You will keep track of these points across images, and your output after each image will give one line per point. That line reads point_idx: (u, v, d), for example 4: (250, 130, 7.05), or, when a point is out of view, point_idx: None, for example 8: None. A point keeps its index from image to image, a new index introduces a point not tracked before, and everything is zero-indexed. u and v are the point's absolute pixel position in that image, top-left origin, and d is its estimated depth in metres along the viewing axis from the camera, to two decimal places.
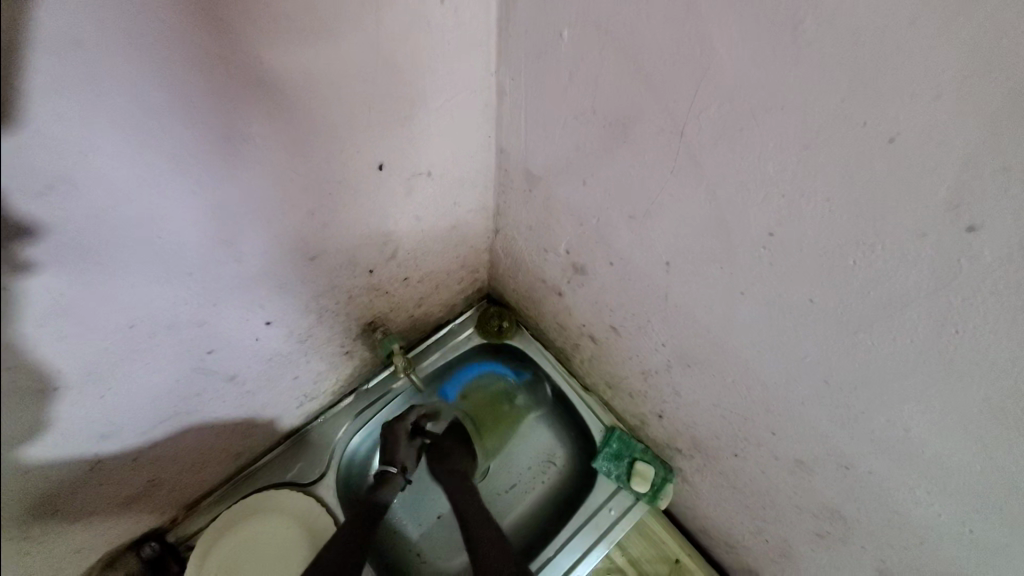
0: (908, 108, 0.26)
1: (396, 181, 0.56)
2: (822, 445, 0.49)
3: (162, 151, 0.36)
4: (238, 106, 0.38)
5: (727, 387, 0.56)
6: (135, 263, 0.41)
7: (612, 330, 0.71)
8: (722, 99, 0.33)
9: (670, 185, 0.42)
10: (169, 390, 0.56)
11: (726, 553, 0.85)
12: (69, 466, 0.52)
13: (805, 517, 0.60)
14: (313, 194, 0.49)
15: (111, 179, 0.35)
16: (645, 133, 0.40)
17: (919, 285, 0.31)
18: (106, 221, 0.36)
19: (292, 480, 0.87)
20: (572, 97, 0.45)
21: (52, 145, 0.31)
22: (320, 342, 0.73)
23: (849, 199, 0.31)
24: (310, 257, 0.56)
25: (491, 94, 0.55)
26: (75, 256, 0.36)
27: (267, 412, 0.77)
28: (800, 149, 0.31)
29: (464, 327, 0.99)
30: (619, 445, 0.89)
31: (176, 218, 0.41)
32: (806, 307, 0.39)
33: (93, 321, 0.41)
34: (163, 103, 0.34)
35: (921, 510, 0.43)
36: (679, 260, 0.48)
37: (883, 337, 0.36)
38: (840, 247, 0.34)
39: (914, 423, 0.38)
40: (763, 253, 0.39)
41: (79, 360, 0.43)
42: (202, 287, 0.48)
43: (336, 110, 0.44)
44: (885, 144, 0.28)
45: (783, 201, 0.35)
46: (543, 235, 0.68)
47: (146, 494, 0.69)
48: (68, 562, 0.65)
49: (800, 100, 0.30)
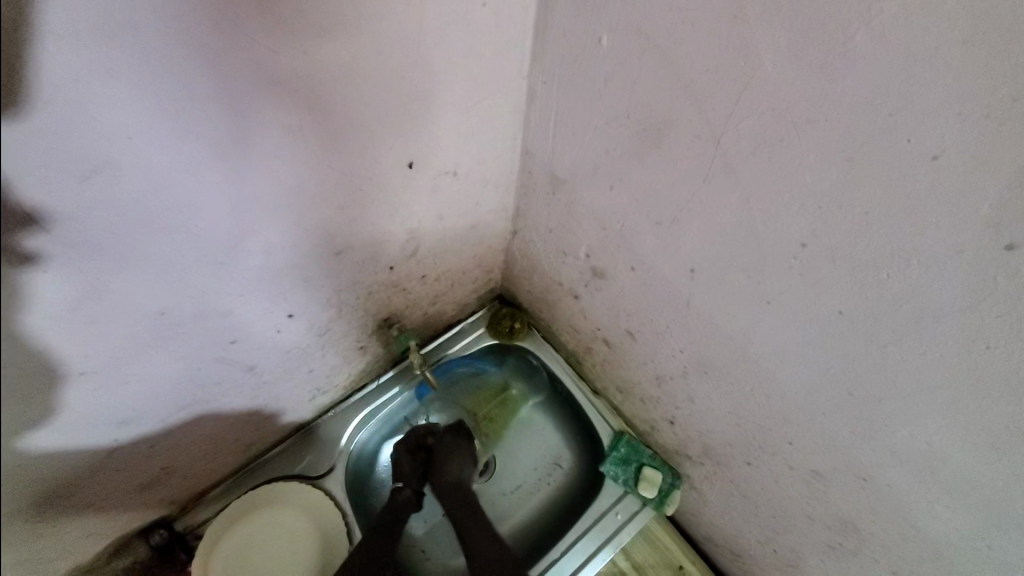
0: (955, 125, 0.26)
1: (423, 179, 0.56)
2: (840, 456, 0.49)
3: (203, 141, 0.37)
4: (280, 100, 0.38)
5: (745, 395, 0.56)
6: (167, 249, 0.41)
7: (628, 334, 0.71)
8: (763, 109, 0.34)
9: (701, 193, 0.43)
10: (190, 378, 0.57)
11: (730, 562, 0.85)
12: (89, 449, 0.52)
13: (816, 528, 0.60)
14: (343, 189, 0.50)
15: (153, 166, 0.36)
16: (680, 140, 0.41)
17: (953, 300, 0.31)
18: (142, 206, 0.37)
19: (300, 473, 0.87)
20: (605, 102, 0.46)
21: (96, 129, 0.32)
22: (337, 336, 0.73)
23: (887, 213, 0.31)
24: (336, 252, 0.56)
25: (520, 96, 0.56)
26: (107, 238, 0.37)
27: (280, 404, 0.77)
28: (840, 161, 0.32)
29: (475, 327, 1.00)
30: (627, 450, 0.89)
31: (211, 207, 0.41)
32: (834, 318, 0.40)
33: (123, 305, 0.42)
34: (209, 94, 0.34)
35: (938, 524, 0.44)
36: (705, 266, 0.48)
37: (912, 350, 0.36)
38: (874, 260, 0.34)
39: (937, 438, 0.38)
40: (794, 263, 0.40)
41: (107, 344, 0.44)
42: (230, 278, 0.49)
43: (373, 108, 0.44)
44: (927, 160, 0.28)
45: (818, 211, 0.35)
46: (563, 237, 0.68)
47: (158, 481, 0.69)
48: (78, 545, 0.65)
49: (844, 113, 0.30)
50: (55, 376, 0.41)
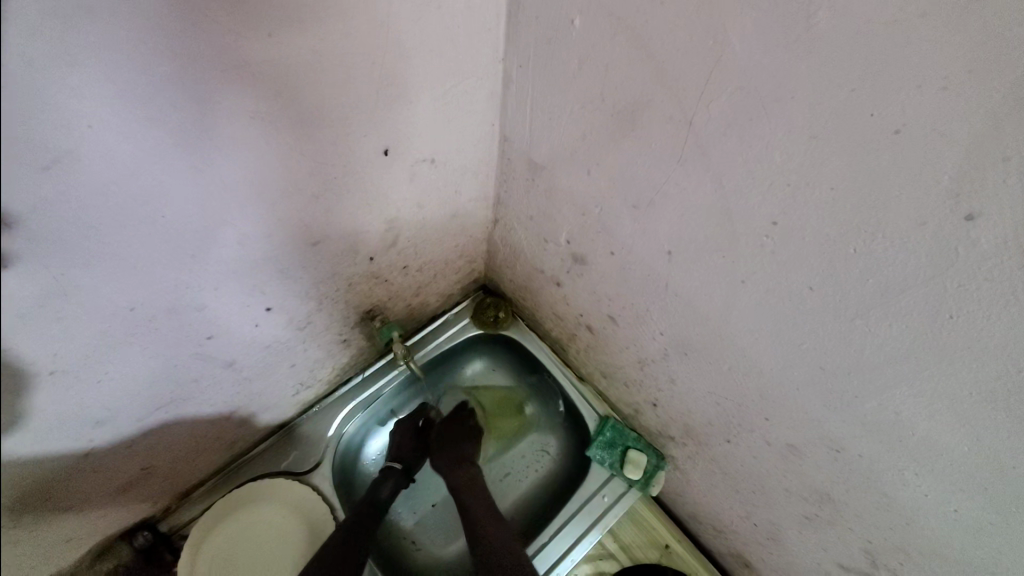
0: (916, 99, 0.27)
1: (400, 166, 0.56)
2: (815, 429, 0.51)
3: (169, 129, 0.36)
4: (248, 87, 0.37)
5: (723, 375, 0.58)
6: (136, 244, 0.40)
7: (610, 319, 0.72)
8: (733, 89, 0.34)
9: (676, 175, 0.43)
10: (166, 375, 0.55)
11: (714, 539, 0.87)
12: (64, 451, 0.51)
13: (793, 502, 0.62)
14: (318, 178, 0.49)
15: (116, 156, 0.35)
16: (654, 121, 0.41)
17: (917, 271, 0.32)
18: (106, 198, 0.36)
19: (285, 470, 0.86)
20: (580, 85, 0.46)
21: (54, 117, 0.30)
22: (319, 330, 0.72)
23: (852, 188, 0.32)
24: (313, 243, 0.56)
25: (496, 82, 0.55)
26: (74, 233, 0.36)
27: (262, 400, 0.76)
28: (807, 139, 0.32)
29: (460, 317, 1.00)
30: (612, 434, 0.91)
31: (179, 198, 0.40)
32: (805, 294, 0.41)
33: (92, 301, 0.41)
34: (173, 79, 0.33)
35: (907, 490, 0.46)
36: (681, 248, 0.49)
37: (879, 323, 0.37)
38: (842, 236, 0.35)
39: (905, 406, 0.40)
40: (766, 241, 0.40)
41: (77, 342, 0.43)
42: (204, 270, 0.48)
43: (344, 94, 0.43)
44: (890, 135, 0.29)
45: (788, 189, 0.36)
46: (543, 224, 0.69)
47: (139, 482, 0.68)
48: (59, 551, 0.64)
49: (809, 91, 0.30)
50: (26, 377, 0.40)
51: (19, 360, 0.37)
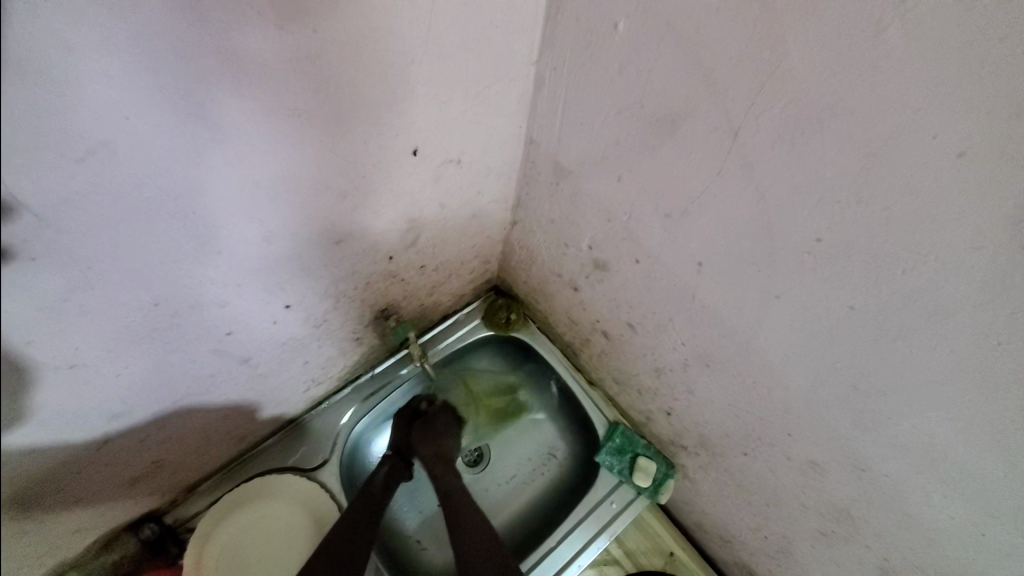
0: (984, 123, 0.26)
1: (427, 166, 0.55)
2: (840, 447, 0.50)
3: (205, 124, 0.35)
4: (284, 83, 0.36)
5: (746, 388, 0.57)
6: (165, 239, 0.39)
7: (629, 326, 0.71)
8: (787, 102, 0.33)
9: (715, 186, 0.42)
10: (185, 370, 0.55)
11: (721, 549, 0.87)
12: (79, 443, 0.50)
13: (809, 517, 0.62)
14: (347, 176, 0.48)
15: (153, 150, 0.34)
16: (697, 131, 0.40)
17: (966, 296, 0.32)
18: (138, 192, 0.35)
19: (293, 465, 0.86)
20: (618, 91, 0.45)
21: (93, 108, 0.30)
22: (334, 327, 0.71)
23: (907, 209, 0.31)
24: (336, 241, 0.55)
25: (528, 84, 0.54)
26: (103, 227, 0.35)
27: (273, 395, 0.76)
28: (862, 157, 0.32)
29: (471, 318, 0.99)
30: (622, 440, 0.90)
31: (210, 194, 0.39)
32: (843, 313, 0.40)
33: (117, 296, 0.40)
34: (212, 73, 0.33)
35: (933, 512, 0.45)
36: (713, 260, 0.48)
37: (921, 345, 0.36)
38: (889, 256, 0.34)
39: (940, 430, 0.39)
40: (808, 257, 0.39)
41: (100, 336, 0.42)
42: (228, 267, 0.47)
43: (379, 93, 0.43)
44: (953, 158, 0.28)
45: (836, 207, 0.35)
46: (565, 228, 0.68)
47: (149, 475, 0.68)
48: (67, 541, 0.64)
49: (869, 108, 0.30)
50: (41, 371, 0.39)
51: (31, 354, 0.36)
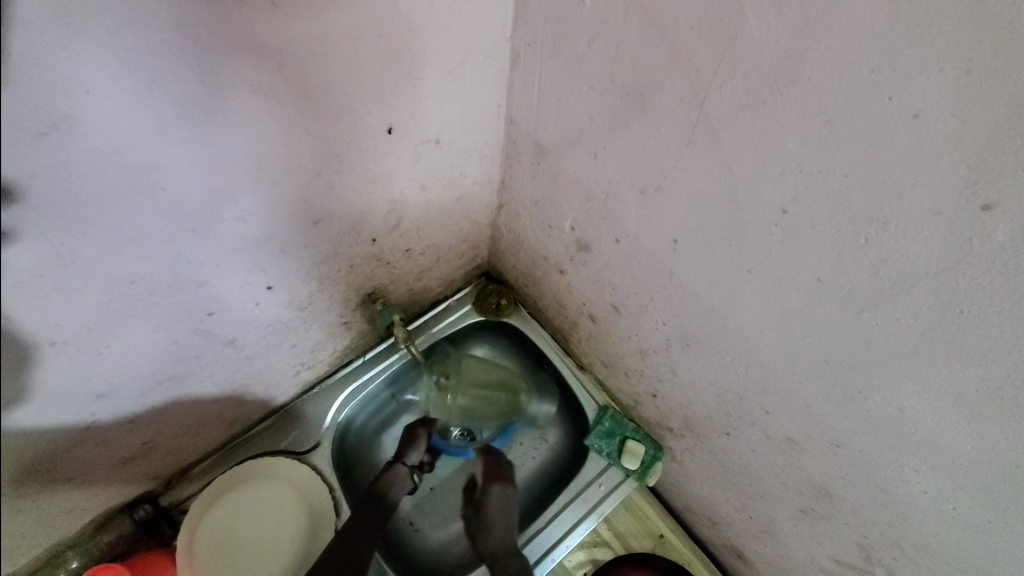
0: (936, 83, 0.26)
1: (404, 146, 0.55)
2: (815, 424, 0.50)
3: (168, 99, 0.35)
4: (250, 59, 0.36)
5: (726, 367, 0.57)
6: (136, 216, 0.40)
7: (612, 308, 0.71)
8: (748, 69, 0.33)
9: (685, 160, 0.42)
10: (169, 350, 0.56)
11: (709, 531, 0.88)
12: (67, 422, 0.52)
13: (790, 496, 0.62)
14: (322, 155, 0.48)
15: (116, 125, 0.34)
16: (665, 103, 0.40)
17: (928, 263, 0.32)
18: (105, 166, 0.35)
19: (286, 449, 0.87)
20: (590, 65, 0.45)
21: (53, 82, 0.30)
22: (319, 310, 0.72)
23: (867, 176, 0.31)
24: (314, 222, 0.55)
25: (504, 61, 0.54)
26: (72, 202, 0.35)
27: (262, 379, 0.77)
28: (821, 123, 0.31)
29: (461, 304, 0.99)
30: (612, 424, 0.90)
31: (181, 170, 0.40)
32: (812, 286, 0.40)
33: (93, 273, 0.41)
34: (172, 47, 0.33)
35: (905, 486, 0.45)
36: (687, 237, 0.48)
37: (887, 316, 0.36)
38: (852, 225, 0.34)
39: (908, 402, 0.39)
40: (775, 230, 0.39)
41: (78, 314, 0.43)
42: (204, 246, 0.47)
43: (349, 70, 0.43)
44: (908, 120, 0.28)
45: (800, 176, 0.35)
46: (548, 210, 0.68)
47: (141, 456, 0.69)
48: (62, 520, 0.65)
49: (825, 73, 0.30)
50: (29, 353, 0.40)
51: (17, 330, 0.37)
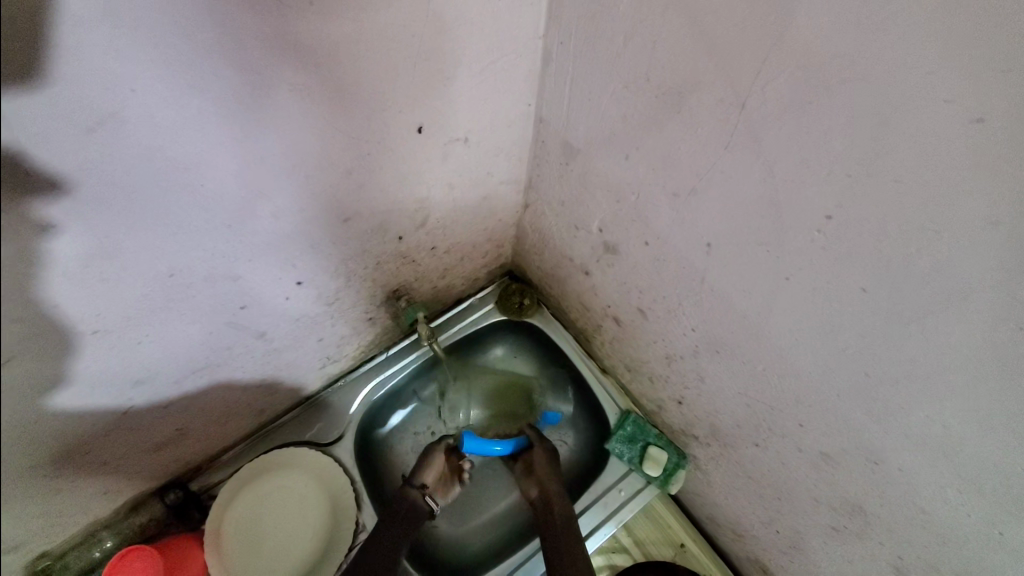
0: (1004, 84, 0.24)
1: (432, 144, 0.55)
2: (852, 439, 0.48)
3: (207, 96, 0.36)
4: (286, 57, 0.37)
5: (756, 376, 0.55)
6: (175, 209, 0.41)
7: (639, 312, 0.70)
8: (794, 68, 0.32)
9: (722, 162, 0.41)
10: (203, 341, 0.57)
11: (732, 543, 0.85)
12: (106, 407, 0.53)
13: (821, 512, 0.60)
14: (353, 153, 0.49)
15: (158, 122, 0.35)
16: (703, 103, 0.39)
17: (984, 276, 0.30)
18: (148, 162, 0.36)
19: (310, 440, 0.88)
20: (625, 64, 0.44)
21: (100, 80, 0.31)
22: (346, 306, 0.73)
23: (921, 182, 0.29)
24: (343, 219, 0.56)
25: (536, 60, 0.54)
26: (117, 196, 0.36)
27: (290, 371, 0.78)
28: (873, 125, 0.30)
29: (485, 302, 0.99)
30: (633, 429, 0.89)
31: (218, 167, 0.41)
32: (855, 296, 0.38)
33: (134, 266, 0.42)
34: (211, 47, 0.33)
35: (949, 510, 0.43)
36: (721, 241, 0.47)
37: (936, 330, 0.34)
38: (902, 233, 0.32)
39: (955, 421, 0.37)
40: (817, 237, 0.38)
41: (120, 305, 0.44)
42: (239, 240, 0.48)
43: (381, 70, 0.43)
44: (969, 124, 0.26)
45: (847, 180, 0.33)
46: (576, 211, 0.67)
47: (173, 442, 0.71)
48: (98, 500, 0.68)
49: (880, 72, 0.28)
50: (60, 344, 0.41)
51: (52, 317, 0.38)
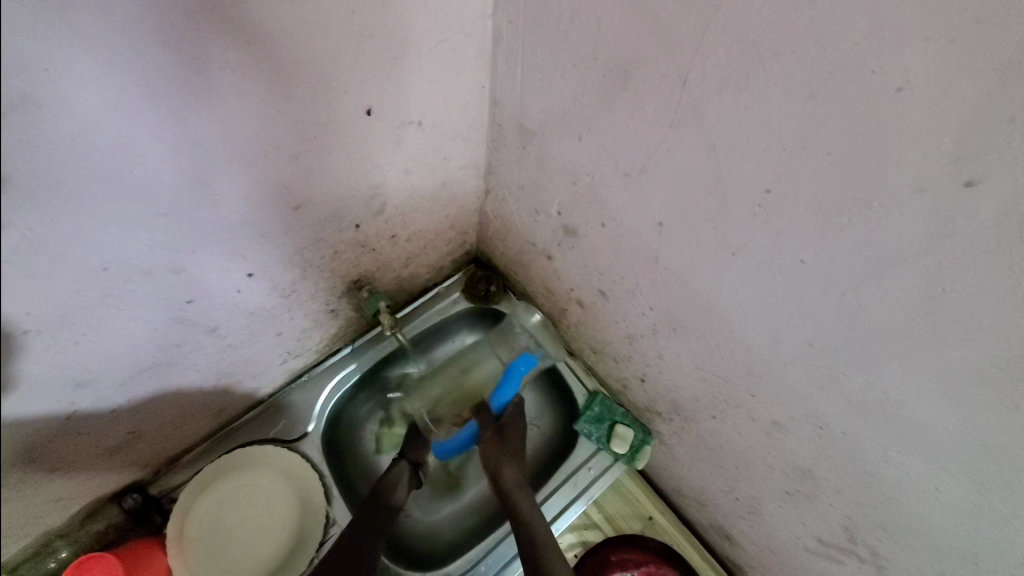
0: (920, 53, 0.25)
1: (384, 127, 0.53)
2: (800, 406, 0.50)
3: (131, 74, 0.33)
4: (215, 32, 0.35)
5: (710, 350, 0.57)
6: (106, 198, 0.38)
7: (600, 293, 0.71)
8: (731, 43, 0.32)
9: (670, 140, 0.41)
10: (149, 338, 0.55)
11: (697, 513, 0.89)
12: (46, 413, 0.51)
13: (776, 477, 0.62)
14: (298, 138, 0.47)
15: (76, 103, 0.32)
16: (648, 81, 0.39)
17: (911, 243, 0.31)
18: (68, 148, 0.34)
19: (275, 437, 0.86)
20: (573, 42, 0.43)
21: (13, 59, 0.28)
22: (304, 298, 0.71)
23: (851, 153, 0.31)
24: (294, 207, 0.54)
25: (486, 39, 0.53)
26: (42, 187, 0.34)
27: (249, 367, 0.76)
28: (804, 98, 0.31)
29: (451, 291, 0.99)
30: (601, 409, 0.91)
31: (150, 151, 0.38)
32: (796, 268, 0.40)
33: (62, 260, 0.39)
34: (130, 20, 0.31)
35: (888, 468, 0.45)
36: (672, 219, 0.48)
37: (869, 297, 0.36)
38: (835, 204, 0.33)
39: (890, 383, 0.39)
40: (758, 211, 0.39)
41: (49, 302, 0.41)
42: (180, 230, 0.46)
43: (323, 49, 0.41)
44: (892, 93, 0.27)
45: (784, 154, 0.34)
46: (535, 194, 0.67)
47: (127, 445, 0.68)
48: (47, 511, 0.65)
49: (809, 44, 0.29)
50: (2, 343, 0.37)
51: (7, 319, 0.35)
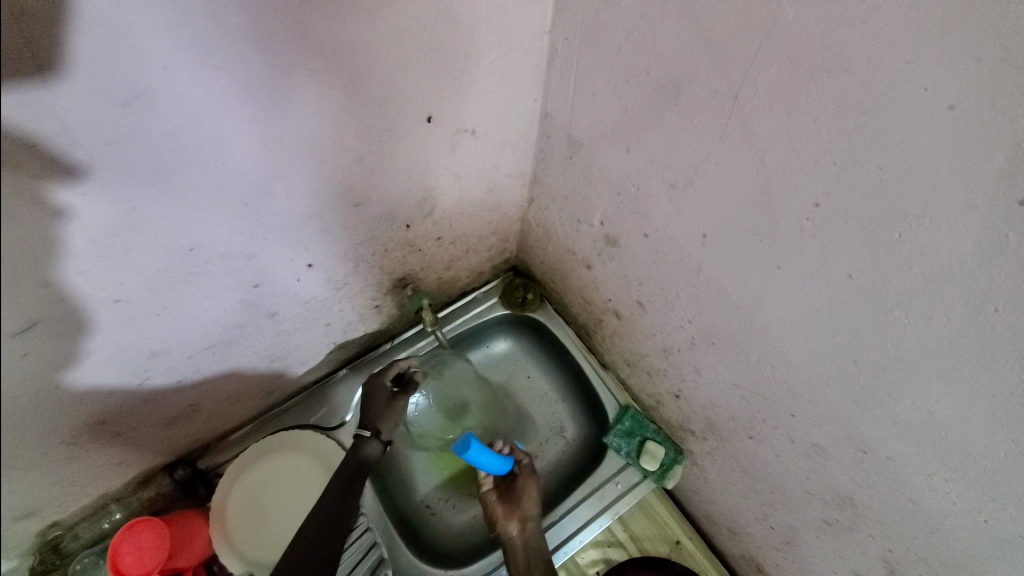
0: (972, 73, 0.26)
1: (441, 134, 0.57)
2: (843, 428, 0.49)
3: (232, 77, 0.38)
4: (305, 43, 0.39)
5: (751, 366, 0.57)
6: (198, 184, 0.43)
7: (638, 305, 0.71)
8: (782, 60, 0.33)
9: (717, 152, 0.43)
10: (216, 318, 0.60)
11: (728, 541, 0.86)
12: (124, 379, 0.56)
13: (814, 505, 0.60)
14: (363, 139, 0.51)
15: (187, 100, 0.37)
16: (698, 95, 0.41)
17: (963, 259, 0.31)
18: (175, 138, 0.39)
19: (316, 423, 0.91)
20: (626, 58, 0.46)
21: (139, 57, 0.33)
22: (353, 292, 0.75)
23: (903, 170, 0.31)
24: (354, 204, 0.58)
25: (542, 54, 0.56)
26: (147, 169, 0.39)
27: (298, 354, 0.80)
28: (856, 115, 0.32)
29: (488, 297, 1.01)
30: (632, 424, 0.90)
31: (239, 145, 0.43)
32: (843, 283, 0.40)
33: (156, 237, 0.44)
34: (237, 29, 0.36)
35: (934, 498, 0.44)
36: (717, 231, 0.48)
37: (918, 316, 0.36)
38: (886, 219, 0.34)
39: (940, 407, 0.38)
40: (807, 224, 0.39)
41: (140, 276, 0.46)
42: (255, 219, 0.51)
43: (394, 59, 0.45)
44: (944, 111, 0.28)
45: (833, 168, 0.35)
46: (578, 204, 0.69)
47: (186, 417, 0.74)
48: (108, 473, 0.70)
49: (862, 63, 0.30)
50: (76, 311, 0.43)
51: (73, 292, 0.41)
